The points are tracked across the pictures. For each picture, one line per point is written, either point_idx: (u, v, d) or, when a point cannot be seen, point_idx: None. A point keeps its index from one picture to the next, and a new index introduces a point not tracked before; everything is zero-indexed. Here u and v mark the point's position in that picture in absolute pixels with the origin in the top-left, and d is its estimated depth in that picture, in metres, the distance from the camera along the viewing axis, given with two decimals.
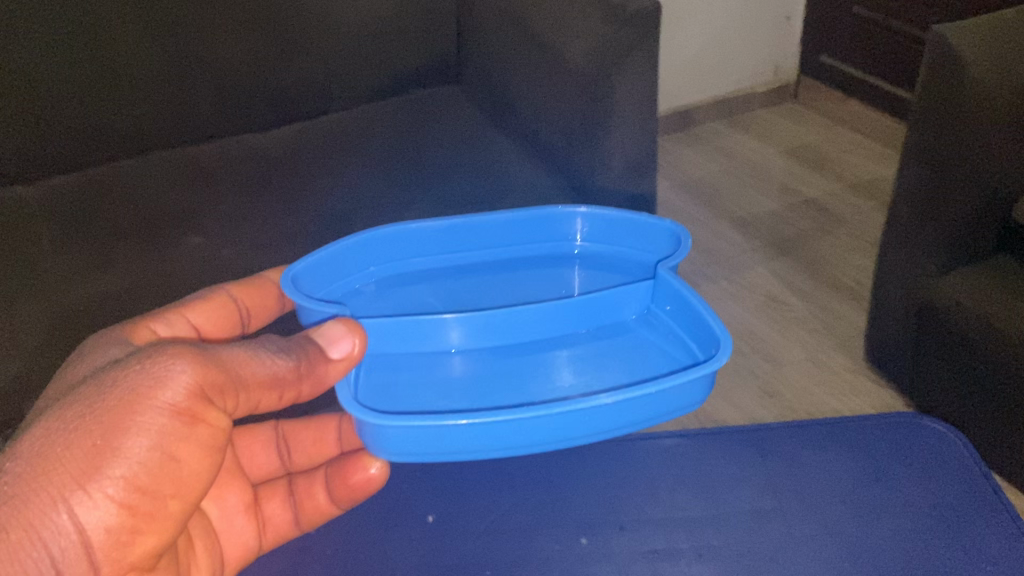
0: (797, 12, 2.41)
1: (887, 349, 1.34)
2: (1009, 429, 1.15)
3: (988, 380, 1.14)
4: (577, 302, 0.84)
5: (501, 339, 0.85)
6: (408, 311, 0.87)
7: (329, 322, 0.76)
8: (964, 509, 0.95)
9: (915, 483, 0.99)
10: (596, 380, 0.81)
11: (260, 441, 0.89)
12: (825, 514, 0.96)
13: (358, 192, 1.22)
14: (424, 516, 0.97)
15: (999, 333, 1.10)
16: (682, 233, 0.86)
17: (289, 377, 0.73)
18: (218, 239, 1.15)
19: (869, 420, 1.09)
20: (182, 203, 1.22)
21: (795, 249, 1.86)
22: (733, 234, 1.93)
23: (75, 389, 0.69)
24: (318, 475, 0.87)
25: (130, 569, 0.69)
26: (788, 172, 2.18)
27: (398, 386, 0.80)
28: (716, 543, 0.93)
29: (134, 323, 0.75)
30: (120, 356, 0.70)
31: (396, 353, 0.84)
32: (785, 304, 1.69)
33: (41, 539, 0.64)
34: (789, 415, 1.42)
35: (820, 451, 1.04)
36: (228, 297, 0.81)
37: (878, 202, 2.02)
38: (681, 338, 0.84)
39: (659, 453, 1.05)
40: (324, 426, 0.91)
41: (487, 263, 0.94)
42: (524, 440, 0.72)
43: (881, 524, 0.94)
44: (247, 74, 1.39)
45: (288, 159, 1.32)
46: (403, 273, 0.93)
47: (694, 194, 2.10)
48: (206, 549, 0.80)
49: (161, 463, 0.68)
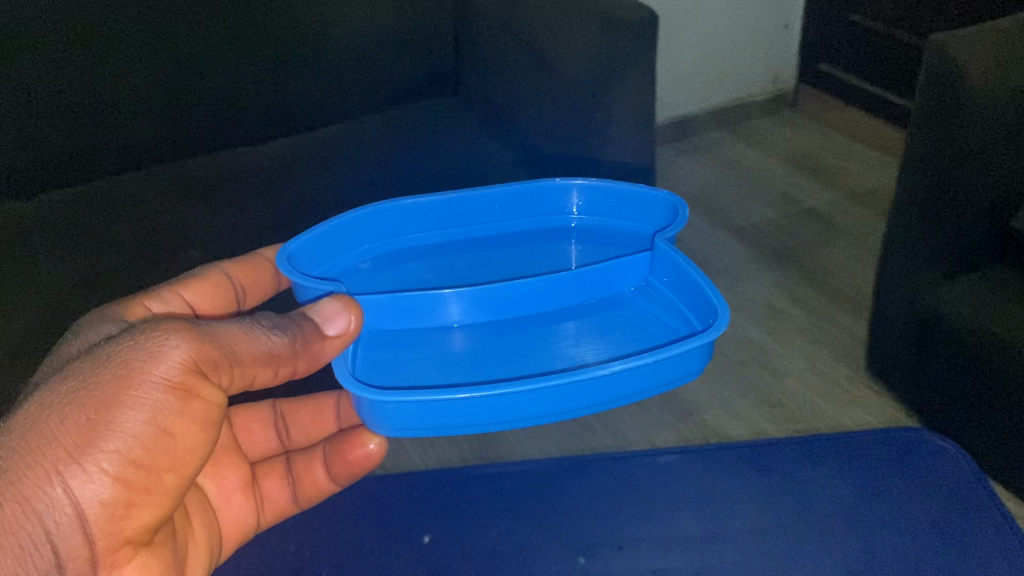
0: (795, 20, 2.51)
1: (885, 346, 1.35)
2: (1005, 428, 1.17)
3: (981, 376, 1.16)
4: (575, 276, 0.85)
5: (499, 312, 0.86)
6: (407, 287, 0.89)
7: (323, 298, 0.77)
8: (964, 523, 0.98)
9: (917, 501, 1.02)
10: (595, 350, 0.82)
11: (257, 421, 0.91)
12: (825, 535, 0.99)
13: (364, 192, 1.24)
14: (420, 537, 1.02)
15: (995, 330, 1.11)
16: (679, 203, 0.88)
17: (284, 354, 0.74)
18: (216, 249, 1.14)
19: (873, 438, 1.13)
20: (182, 214, 1.22)
21: (793, 259, 1.88)
22: (731, 244, 1.94)
23: (70, 365, 0.70)
24: (317, 452, 0.89)
25: (127, 543, 0.70)
26: (787, 181, 2.20)
27: (397, 361, 0.81)
28: (714, 562, 0.97)
29: (129, 300, 0.76)
30: (115, 333, 0.71)
31: (395, 329, 0.85)
32: (782, 312, 1.71)
33: (35, 512, 0.64)
34: (789, 425, 1.44)
35: (819, 469, 1.09)
36: (222, 273, 0.82)
37: (877, 211, 2.04)
38: (678, 307, 0.85)
39: (657, 469, 1.13)
40: (321, 403, 0.92)
41: (485, 238, 0.95)
42: (523, 410, 0.73)
43: (881, 541, 0.98)
44: (247, 84, 1.39)
45: (290, 166, 1.33)
46: (401, 249, 0.94)
47: (694, 203, 2.12)
48: (205, 525, 0.81)
49: (157, 436, 0.69)
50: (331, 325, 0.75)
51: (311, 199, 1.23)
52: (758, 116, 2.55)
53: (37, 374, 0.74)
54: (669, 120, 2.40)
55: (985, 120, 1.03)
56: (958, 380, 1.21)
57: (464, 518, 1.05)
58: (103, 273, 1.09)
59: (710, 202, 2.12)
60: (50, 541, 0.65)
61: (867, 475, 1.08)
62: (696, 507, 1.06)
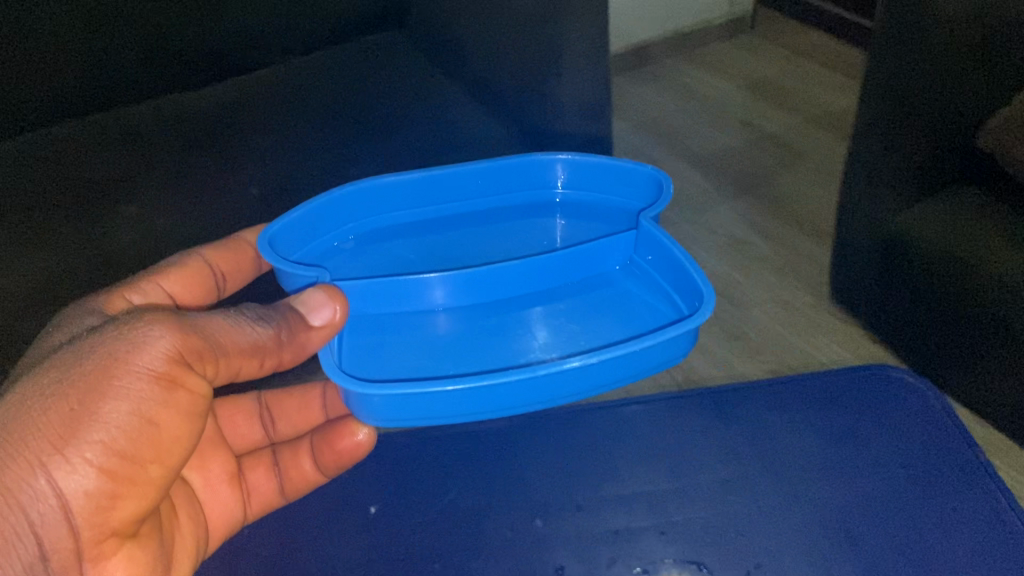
0: None
1: (856, 290, 1.33)
2: (976, 359, 1.15)
3: (958, 318, 1.14)
4: (561, 257, 0.84)
5: (484, 294, 0.85)
6: (390, 269, 0.87)
7: (309, 288, 0.75)
8: (930, 466, 1.07)
9: (886, 441, 1.10)
10: (580, 334, 0.82)
11: (243, 412, 0.89)
12: (788, 480, 1.07)
13: (324, 139, 1.18)
14: (368, 507, 1.07)
15: (961, 261, 1.10)
16: (663, 179, 0.86)
17: (270, 345, 0.73)
18: (157, 202, 1.09)
19: (841, 374, 1.21)
20: (115, 169, 1.14)
21: (760, 186, 1.87)
22: (694, 174, 1.93)
23: (51, 355, 0.68)
24: (304, 444, 0.88)
25: (113, 534, 0.69)
26: (750, 111, 2.16)
27: (383, 348, 0.80)
28: (677, 518, 1.02)
29: (109, 292, 0.74)
30: (97, 323, 0.70)
31: (380, 313, 0.84)
32: (747, 244, 1.70)
33: (21, 504, 0.64)
34: (755, 356, 1.44)
35: (781, 412, 1.17)
36: (202, 261, 0.80)
37: (838, 134, 2.03)
38: (662, 288, 0.84)
39: (623, 423, 1.17)
40: (308, 393, 0.91)
41: (469, 213, 0.94)
42: (508, 400, 0.72)
43: (854, 485, 1.05)
44: (158, 21, 1.31)
45: (235, 114, 1.26)
46: (382, 227, 0.92)
47: (659, 135, 2.09)
48: (190, 518, 0.80)
49: (142, 426, 0.67)
50: (316, 315, 0.74)
51: (271, 150, 1.16)
52: (718, 39, 2.52)
53: (19, 364, 0.73)
54: (626, 49, 2.36)
55: (948, 32, 1.00)
56: (930, 327, 1.21)
57: (427, 478, 1.11)
58: (48, 200, 1.09)
59: (675, 133, 2.09)
60: (36, 532, 0.65)
61: (829, 416, 1.15)
62: (658, 461, 1.11)
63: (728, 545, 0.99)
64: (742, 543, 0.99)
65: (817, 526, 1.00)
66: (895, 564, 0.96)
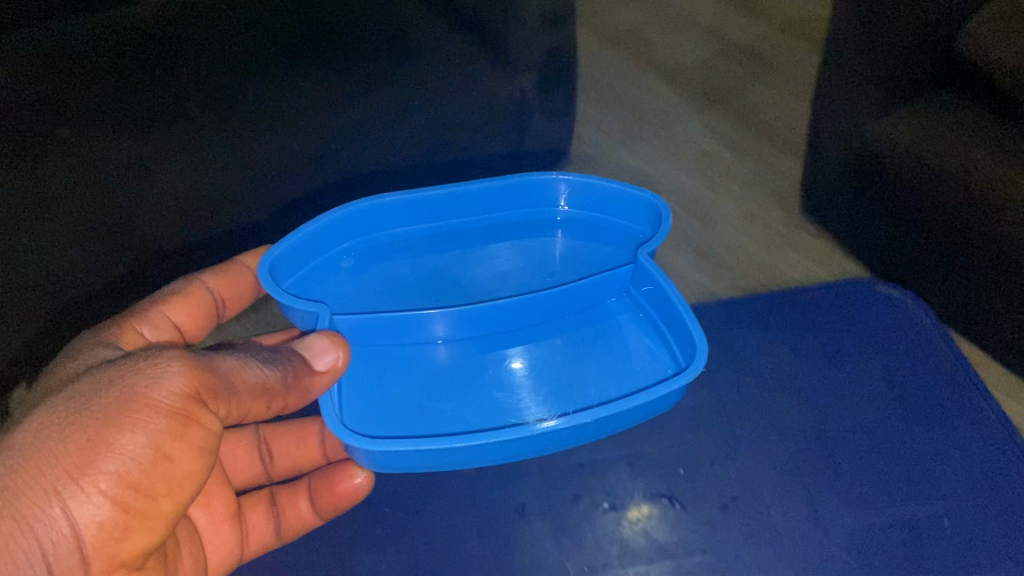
0: None
1: (823, 205, 1.29)
2: (972, 275, 1.07)
3: (927, 229, 1.10)
4: (559, 295, 0.81)
5: (487, 327, 0.82)
6: (390, 294, 0.85)
7: (312, 333, 0.73)
8: (920, 394, 0.97)
9: (872, 363, 1.00)
10: (576, 380, 0.79)
11: (243, 446, 0.90)
12: (767, 403, 0.96)
13: (275, 72, 1.15)
14: None
15: (944, 170, 1.03)
16: (664, 210, 0.82)
17: (278, 387, 0.71)
18: (81, 127, 1.06)
19: (822, 289, 1.11)
20: (44, 93, 1.11)
21: (728, 98, 1.70)
22: (662, 86, 1.75)
23: (66, 386, 0.66)
24: (302, 483, 0.86)
25: (121, 566, 0.65)
26: (715, 14, 2.00)
27: (381, 384, 0.79)
28: (648, 450, 0.92)
29: (119, 326, 0.73)
30: (113, 357, 0.68)
31: (382, 343, 0.82)
32: (714, 154, 1.55)
33: (36, 537, 0.59)
34: (726, 274, 1.31)
35: (761, 328, 1.06)
36: (204, 287, 0.79)
37: (809, 39, 1.88)
38: (661, 325, 0.81)
39: None
40: (307, 430, 0.91)
41: (468, 227, 0.90)
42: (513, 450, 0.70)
43: (818, 403, 0.96)
44: None
45: (172, 36, 1.22)
46: (381, 242, 0.89)
47: (616, 45, 1.89)
48: (191, 553, 0.79)
49: (159, 459, 0.64)
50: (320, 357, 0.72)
51: (219, 81, 1.14)
52: None
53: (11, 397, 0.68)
54: None
55: None
56: (903, 243, 1.16)
57: None
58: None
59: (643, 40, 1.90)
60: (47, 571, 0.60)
61: (807, 334, 1.05)
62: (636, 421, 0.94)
63: (711, 473, 0.89)
64: (719, 472, 0.89)
65: (819, 461, 0.90)
66: (884, 489, 0.87)
